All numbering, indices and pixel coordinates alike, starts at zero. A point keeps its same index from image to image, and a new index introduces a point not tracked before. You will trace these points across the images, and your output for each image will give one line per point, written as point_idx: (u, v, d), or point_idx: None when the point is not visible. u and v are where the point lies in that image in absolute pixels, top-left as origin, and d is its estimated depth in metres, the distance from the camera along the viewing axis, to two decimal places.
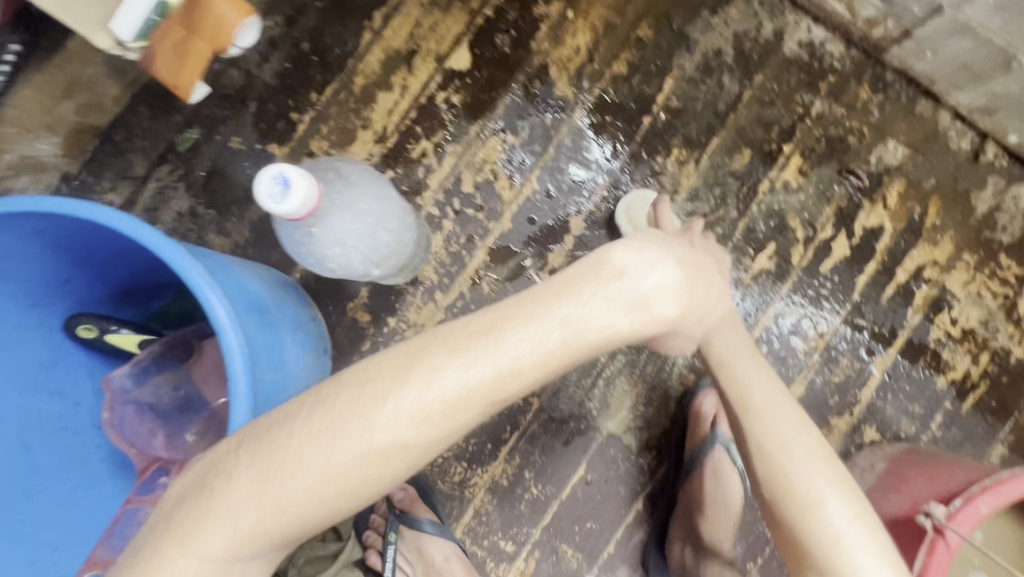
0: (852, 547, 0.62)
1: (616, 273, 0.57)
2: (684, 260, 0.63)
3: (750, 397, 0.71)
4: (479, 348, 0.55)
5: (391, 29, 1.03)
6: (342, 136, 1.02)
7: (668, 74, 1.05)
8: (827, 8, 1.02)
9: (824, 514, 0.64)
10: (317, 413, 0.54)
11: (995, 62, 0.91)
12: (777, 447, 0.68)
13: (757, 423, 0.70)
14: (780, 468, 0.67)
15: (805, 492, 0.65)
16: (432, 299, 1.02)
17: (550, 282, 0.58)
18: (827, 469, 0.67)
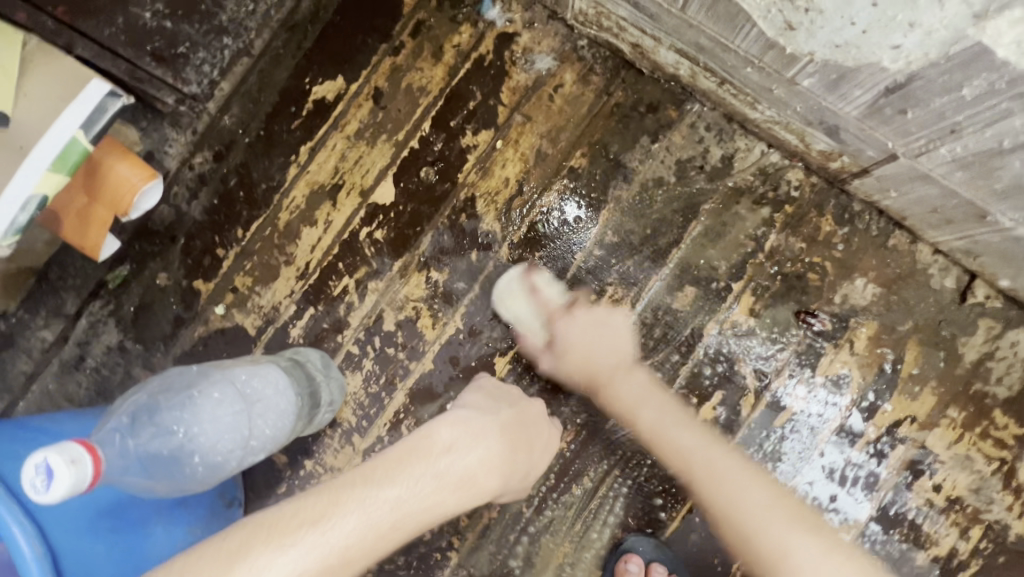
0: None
1: (444, 450, 0.75)
2: (505, 426, 0.82)
3: (665, 430, 0.87)
4: (378, 478, 0.69)
5: (317, 164, 1.02)
6: (266, 272, 1.01)
7: (603, 206, 0.98)
8: (779, 136, 0.92)
9: (765, 543, 0.75)
10: (251, 529, 0.61)
11: (967, 212, 0.79)
12: (725, 496, 0.80)
13: (720, 490, 0.81)
14: (717, 461, 0.83)
15: (755, 528, 0.76)
16: (350, 442, 0.98)
17: (403, 446, 0.74)
18: (790, 518, 0.77)
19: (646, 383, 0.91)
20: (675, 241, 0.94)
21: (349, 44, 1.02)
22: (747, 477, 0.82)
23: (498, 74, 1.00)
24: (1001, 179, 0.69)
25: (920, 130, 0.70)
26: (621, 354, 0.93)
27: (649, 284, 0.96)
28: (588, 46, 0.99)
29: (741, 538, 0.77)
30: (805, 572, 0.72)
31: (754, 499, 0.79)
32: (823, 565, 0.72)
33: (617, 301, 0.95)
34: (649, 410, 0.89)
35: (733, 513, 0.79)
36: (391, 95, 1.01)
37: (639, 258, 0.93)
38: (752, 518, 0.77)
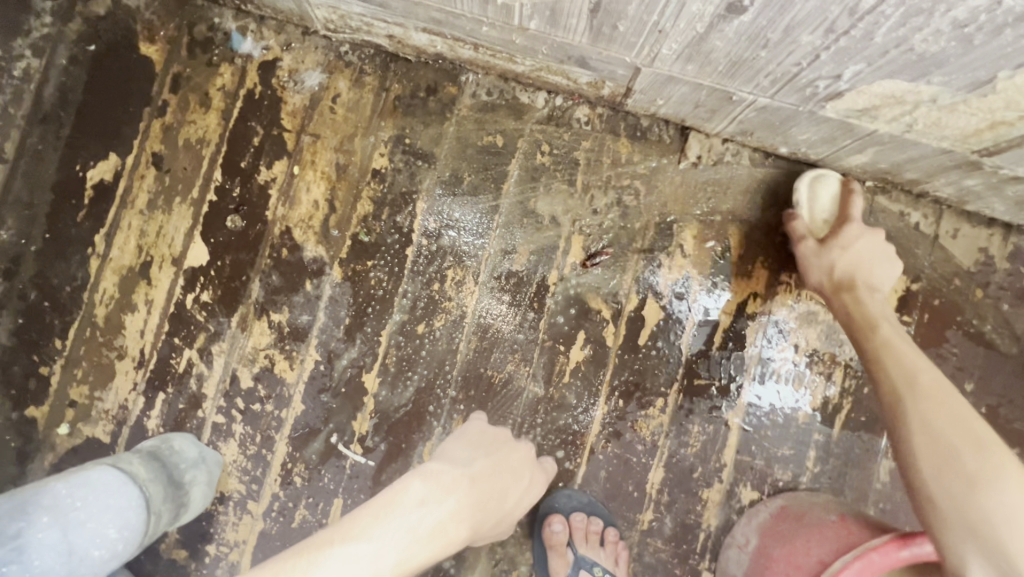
0: (964, 420, 0.70)
1: (418, 502, 0.69)
2: (475, 477, 0.77)
3: (934, 404, 0.72)
4: (380, 511, 0.67)
5: (117, 248, 0.96)
6: (101, 373, 0.95)
7: (416, 196, 0.98)
8: (550, 81, 0.96)
9: (966, 457, 0.67)
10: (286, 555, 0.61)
11: (718, 98, 0.85)
12: (926, 380, 0.74)
13: (951, 413, 0.70)
14: (924, 392, 0.73)
15: (943, 395, 0.72)
16: (246, 511, 0.95)
17: (389, 489, 0.71)
18: (973, 436, 0.68)
19: (870, 318, 0.84)
20: (888, 253, 0.91)
21: (111, 119, 0.97)
22: (937, 400, 0.72)
23: (273, 103, 0.98)
24: (719, 61, 0.75)
25: (638, 38, 0.75)
26: (864, 301, 0.86)
27: (878, 279, 0.90)
28: (351, 50, 0.99)
29: (945, 450, 0.68)
30: (948, 408, 0.71)
31: (964, 424, 0.69)
32: (949, 422, 0.70)
33: (861, 279, 0.88)
34: (902, 341, 0.80)
35: (904, 366, 0.76)
36: (172, 156, 0.98)
37: (864, 254, 0.90)
38: (924, 384, 0.74)
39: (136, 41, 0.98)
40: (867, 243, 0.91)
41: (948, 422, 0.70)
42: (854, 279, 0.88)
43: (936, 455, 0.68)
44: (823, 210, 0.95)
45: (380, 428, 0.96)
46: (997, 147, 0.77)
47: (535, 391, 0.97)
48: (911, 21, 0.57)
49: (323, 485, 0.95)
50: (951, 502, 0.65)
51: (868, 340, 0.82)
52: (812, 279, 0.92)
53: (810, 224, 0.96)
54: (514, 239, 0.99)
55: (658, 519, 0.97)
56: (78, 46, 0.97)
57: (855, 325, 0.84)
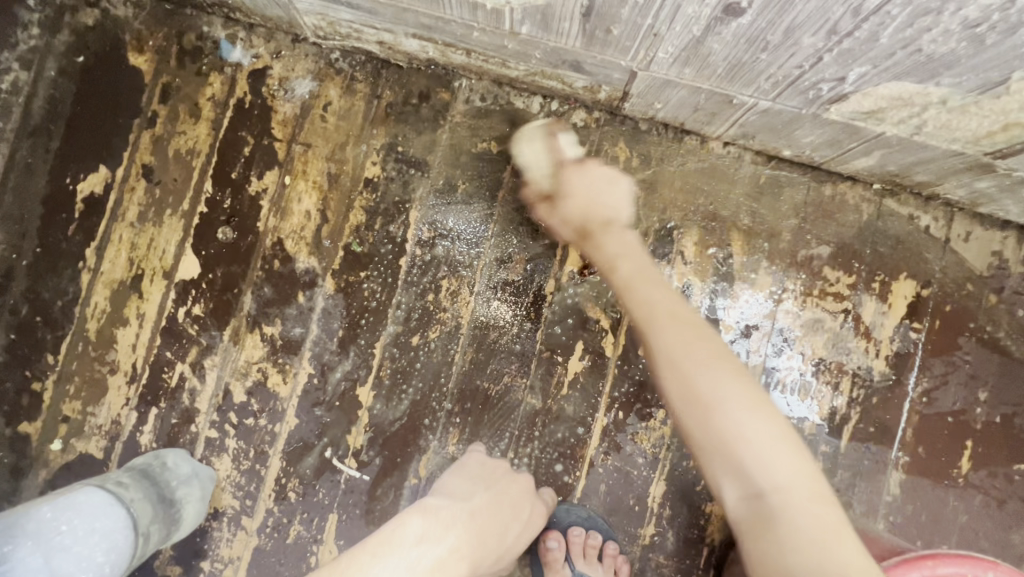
0: (738, 424, 0.60)
1: (416, 540, 0.70)
2: (472, 513, 0.77)
3: (711, 395, 0.62)
4: (382, 546, 0.68)
5: (108, 262, 0.95)
6: (93, 388, 0.94)
7: (409, 206, 0.96)
8: (545, 85, 0.93)
9: (721, 417, 0.61)
10: None
11: (718, 101, 0.82)
12: (668, 357, 0.65)
13: (683, 390, 0.63)
14: (663, 323, 0.68)
15: (683, 313, 0.70)
16: (241, 527, 0.93)
17: (388, 525, 0.72)
18: (745, 396, 0.62)
19: (628, 279, 0.77)
20: (611, 179, 0.91)
21: (101, 131, 0.96)
22: (688, 339, 0.66)
23: (263, 112, 0.97)
24: (717, 64, 0.72)
25: (632, 42, 0.72)
26: (602, 244, 0.84)
27: (692, 219, 0.90)
28: (342, 57, 0.97)
29: (705, 426, 0.61)
30: (745, 435, 0.60)
31: (704, 369, 0.64)
32: (744, 413, 0.61)
33: (596, 222, 0.86)
34: (648, 301, 0.72)
35: (652, 303, 0.72)
36: (162, 168, 0.96)
37: (622, 199, 0.90)
38: (662, 320, 0.69)
39: (125, 51, 0.97)
40: (685, 197, 0.91)
41: (729, 393, 0.62)
42: (586, 229, 0.86)
43: (727, 378, 0.63)
44: (666, 154, 0.93)
45: (375, 442, 0.94)
46: (1011, 149, 0.73)
47: (532, 403, 0.95)
48: (919, 22, 0.54)
49: (318, 500, 0.94)
50: (744, 369, 0.64)
51: (631, 297, 0.74)
52: (557, 230, 0.91)
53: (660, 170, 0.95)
54: (510, 248, 0.96)
55: (660, 534, 0.94)
56: (67, 58, 0.96)
57: (606, 270, 0.80)
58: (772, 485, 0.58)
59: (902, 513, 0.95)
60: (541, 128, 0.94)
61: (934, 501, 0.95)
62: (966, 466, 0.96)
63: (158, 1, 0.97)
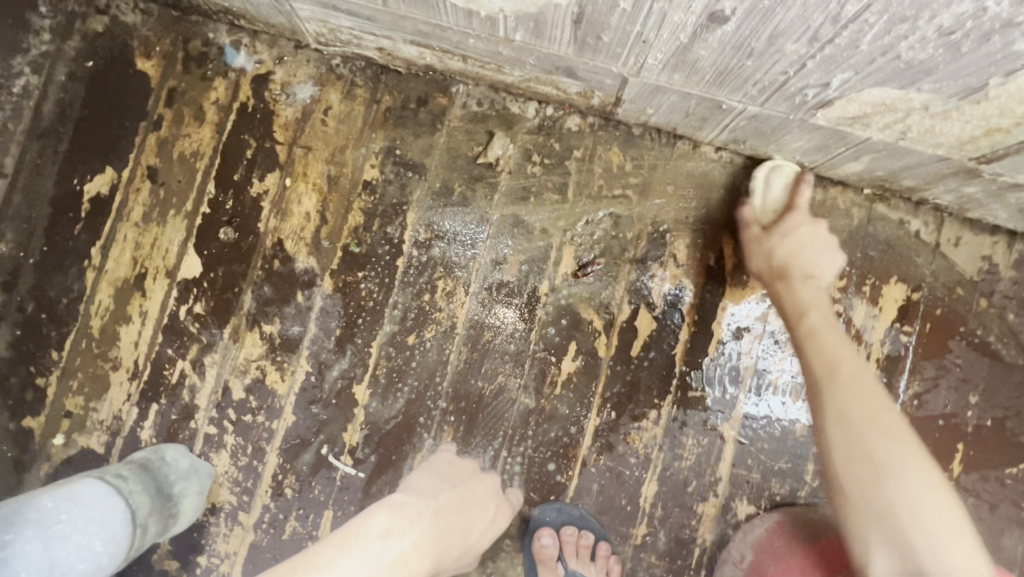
0: (885, 463, 0.71)
1: (381, 535, 0.75)
2: (438, 509, 0.82)
3: (877, 450, 0.72)
4: (348, 540, 0.74)
5: (113, 261, 0.98)
6: (96, 384, 0.96)
7: (407, 208, 0.98)
8: (540, 91, 0.95)
9: (892, 483, 0.70)
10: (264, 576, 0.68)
11: (708, 107, 0.84)
12: (849, 367, 0.79)
13: (863, 403, 0.75)
14: (839, 382, 0.77)
15: (849, 370, 0.78)
16: (237, 522, 0.95)
17: (353, 521, 0.78)
18: (903, 443, 0.73)
19: (814, 328, 0.83)
20: (826, 244, 0.94)
21: (108, 133, 0.99)
22: (860, 394, 0.76)
23: (265, 116, 0.99)
24: (705, 70, 0.74)
25: (623, 49, 0.74)
26: (797, 290, 0.88)
27: (815, 268, 0.91)
28: (343, 63, 1.00)
29: (858, 462, 0.72)
30: (874, 454, 0.72)
31: (878, 420, 0.74)
32: (891, 448, 0.72)
33: (795, 271, 0.90)
34: (841, 352, 0.80)
35: (843, 357, 0.80)
36: (166, 169, 0.99)
37: (803, 246, 0.92)
38: (846, 369, 0.78)
39: (132, 56, 1.00)
40: (798, 247, 0.92)
41: (894, 443, 0.72)
42: (788, 272, 0.90)
43: (870, 456, 0.72)
44: (775, 200, 0.95)
45: (370, 439, 0.96)
46: (995, 154, 0.75)
47: (526, 403, 0.96)
48: (896, 29, 0.56)
49: (314, 497, 0.95)
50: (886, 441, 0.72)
51: (806, 355, 0.82)
52: (641, 262, 0.93)
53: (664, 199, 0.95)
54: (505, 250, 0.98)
55: (652, 534, 0.95)
56: (76, 62, 0.99)
57: (792, 316, 0.86)
58: (894, 529, 0.68)
59: None
60: (795, 169, 0.95)
61: None
62: (957, 470, 0.96)
63: (166, 8, 1.00)
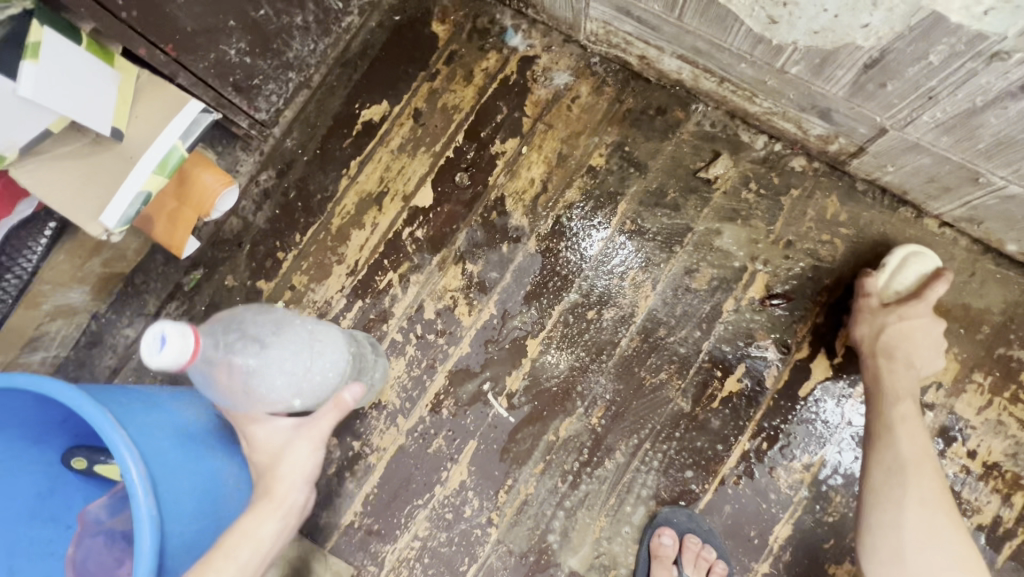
0: (931, 539, 0.80)
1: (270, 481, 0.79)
2: (290, 475, 0.79)
3: (899, 540, 0.81)
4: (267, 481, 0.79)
5: (365, 176, 1.16)
6: (320, 270, 1.13)
7: (620, 198, 1.07)
8: (779, 126, 1.02)
9: (918, 560, 0.80)
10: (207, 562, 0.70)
11: (960, 176, 0.85)
12: (909, 455, 0.85)
13: (924, 515, 0.82)
14: (908, 472, 0.84)
15: (907, 465, 0.84)
16: (394, 423, 1.06)
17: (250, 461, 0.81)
18: (929, 533, 0.81)
19: (904, 415, 0.87)
20: (938, 344, 0.92)
21: (392, 74, 1.19)
22: (914, 479, 0.83)
23: (522, 91, 1.14)
24: (983, 138, 0.76)
25: (901, 101, 0.79)
26: (892, 380, 0.90)
27: (922, 363, 0.91)
28: (600, 63, 1.13)
29: (928, 541, 0.80)
30: (936, 531, 0.81)
31: (924, 489, 0.83)
32: (940, 522, 0.81)
33: (900, 352, 0.90)
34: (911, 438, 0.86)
35: (901, 452, 0.85)
36: (428, 114, 1.16)
37: (916, 346, 0.91)
38: (894, 460, 0.85)
39: (431, 19, 1.19)
40: (899, 320, 0.91)
41: (919, 520, 0.81)
42: (891, 352, 0.90)
43: (924, 532, 0.81)
44: (902, 283, 0.95)
45: (529, 391, 1.03)
46: None
47: (680, 405, 1.00)
48: None
49: (464, 424, 1.04)
50: (890, 542, 0.82)
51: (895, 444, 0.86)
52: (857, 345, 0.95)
53: (880, 293, 0.97)
54: (699, 259, 1.04)
55: (773, 576, 0.93)
56: (387, 15, 1.20)
57: (880, 399, 0.89)
58: None
59: None
60: (914, 248, 0.96)
61: None
62: None
63: None
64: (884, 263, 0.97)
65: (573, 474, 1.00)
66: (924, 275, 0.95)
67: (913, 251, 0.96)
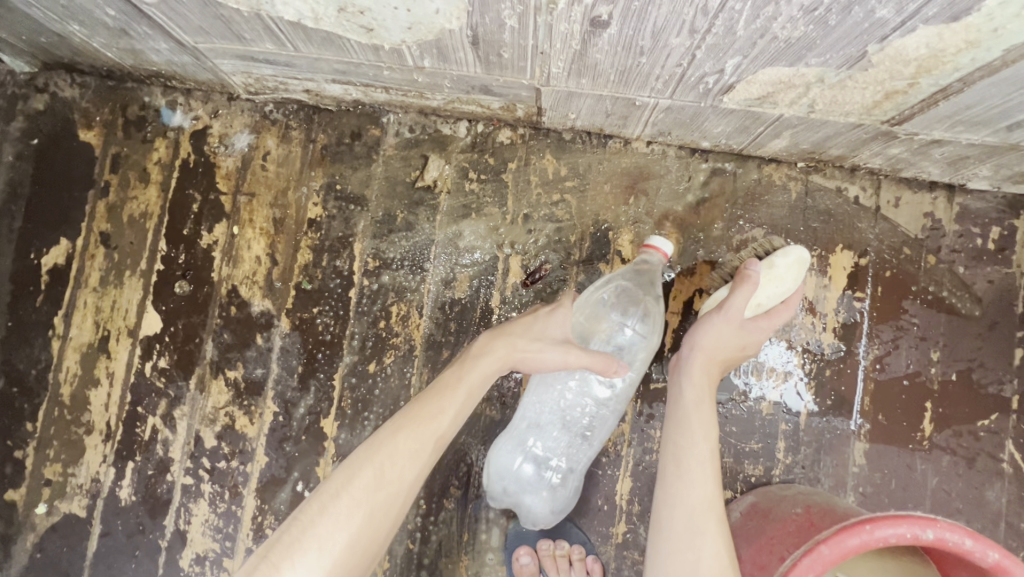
0: (692, 533, 0.74)
1: (444, 390, 0.81)
2: (529, 363, 0.84)
3: (662, 533, 0.76)
4: (423, 411, 0.78)
5: (76, 327, 1.00)
6: (72, 450, 0.98)
7: (353, 239, 1.01)
8: (466, 110, 0.98)
9: (676, 556, 0.73)
10: (383, 447, 0.75)
11: (624, 105, 0.86)
12: (692, 442, 0.80)
13: (688, 505, 0.76)
14: (688, 458, 0.79)
15: (687, 455, 0.80)
16: (223, 569, 0.96)
17: (430, 387, 0.82)
18: (692, 525, 0.75)
19: (695, 397, 0.84)
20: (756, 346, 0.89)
21: (59, 205, 1.02)
22: (692, 466, 0.79)
23: (208, 169, 1.02)
24: (608, 72, 0.76)
25: (525, 62, 0.76)
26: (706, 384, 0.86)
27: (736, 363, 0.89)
28: (276, 108, 1.03)
29: (688, 535, 0.74)
30: (696, 526, 0.75)
31: (699, 479, 0.78)
32: (703, 518, 0.75)
33: (725, 363, 0.87)
34: (697, 420, 0.82)
35: (686, 443, 0.81)
36: (118, 233, 1.02)
37: (739, 352, 0.88)
38: (680, 453, 0.80)
39: (74, 128, 1.03)
40: (736, 340, 0.86)
41: (688, 511, 0.76)
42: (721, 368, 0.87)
43: (689, 524, 0.75)
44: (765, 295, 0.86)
45: None
46: (903, 116, 0.76)
47: (490, 416, 0.97)
48: (764, 11, 0.57)
49: None
50: (658, 533, 0.77)
51: (684, 429, 0.82)
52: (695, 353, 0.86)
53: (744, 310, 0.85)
54: (452, 267, 1.00)
55: (632, 530, 0.95)
56: (23, 142, 1.03)
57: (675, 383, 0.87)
58: None
59: (872, 483, 0.96)
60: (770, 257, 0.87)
61: (901, 466, 0.96)
62: (929, 429, 0.96)
63: (101, 78, 1.04)
64: (774, 264, 0.86)
65: (420, 531, 0.96)
66: (778, 296, 0.88)
67: (801, 261, 0.87)
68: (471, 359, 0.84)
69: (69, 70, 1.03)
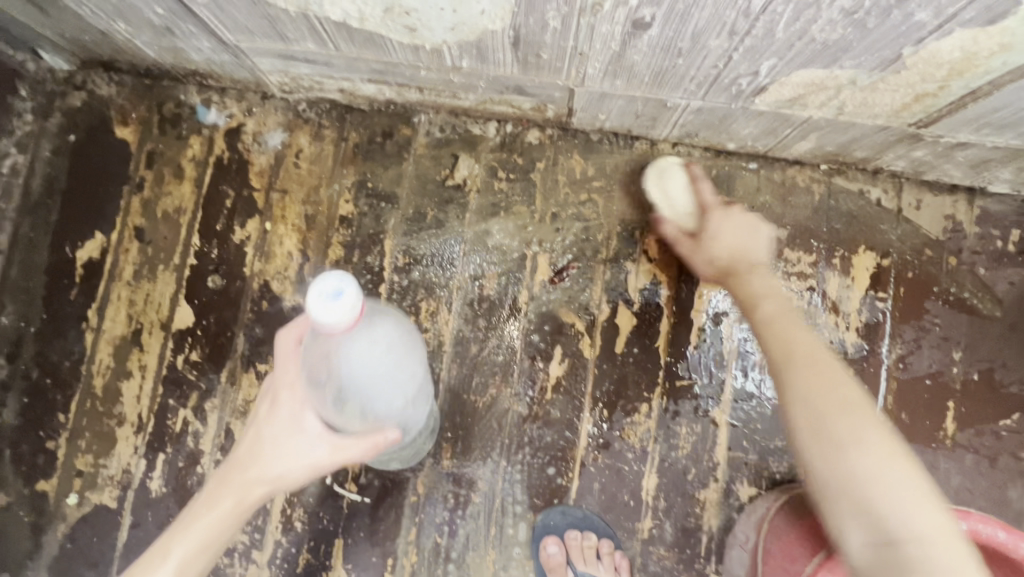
0: None
1: (246, 459, 0.68)
2: (271, 489, 0.68)
3: None
4: (225, 486, 0.67)
5: (109, 320, 1.02)
6: (103, 441, 0.99)
7: (383, 236, 1.02)
8: (497, 111, 1.00)
9: None
10: (183, 522, 0.67)
11: (655, 106, 0.88)
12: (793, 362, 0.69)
13: None
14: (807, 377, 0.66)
15: (801, 377, 0.66)
16: (252, 561, 0.97)
17: (230, 459, 0.70)
18: None
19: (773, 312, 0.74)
20: (755, 225, 0.90)
21: (95, 199, 1.04)
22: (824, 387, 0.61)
23: (241, 166, 1.04)
24: (643, 73, 0.78)
25: (562, 63, 0.78)
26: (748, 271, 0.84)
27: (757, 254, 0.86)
28: (309, 107, 1.05)
29: None
30: None
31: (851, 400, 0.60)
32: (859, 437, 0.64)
33: (739, 257, 0.86)
34: (789, 324, 0.72)
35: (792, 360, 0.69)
36: (152, 228, 1.03)
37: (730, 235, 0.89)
38: None
39: (110, 125, 1.05)
40: (729, 229, 0.89)
41: None
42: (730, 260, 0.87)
43: None
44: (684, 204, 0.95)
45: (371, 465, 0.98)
46: (930, 118, 0.78)
47: (518, 411, 0.99)
48: (804, 14, 0.59)
49: (323, 527, 0.97)
50: None
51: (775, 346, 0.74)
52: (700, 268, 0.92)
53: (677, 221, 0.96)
54: (480, 264, 1.02)
55: (658, 526, 0.96)
56: (60, 138, 1.05)
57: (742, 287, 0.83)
58: None
59: None
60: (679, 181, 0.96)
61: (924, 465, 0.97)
62: (952, 428, 0.97)
63: (138, 77, 1.06)
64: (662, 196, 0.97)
65: (448, 524, 0.97)
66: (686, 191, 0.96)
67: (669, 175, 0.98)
68: (242, 451, 0.69)
69: (107, 69, 1.05)
